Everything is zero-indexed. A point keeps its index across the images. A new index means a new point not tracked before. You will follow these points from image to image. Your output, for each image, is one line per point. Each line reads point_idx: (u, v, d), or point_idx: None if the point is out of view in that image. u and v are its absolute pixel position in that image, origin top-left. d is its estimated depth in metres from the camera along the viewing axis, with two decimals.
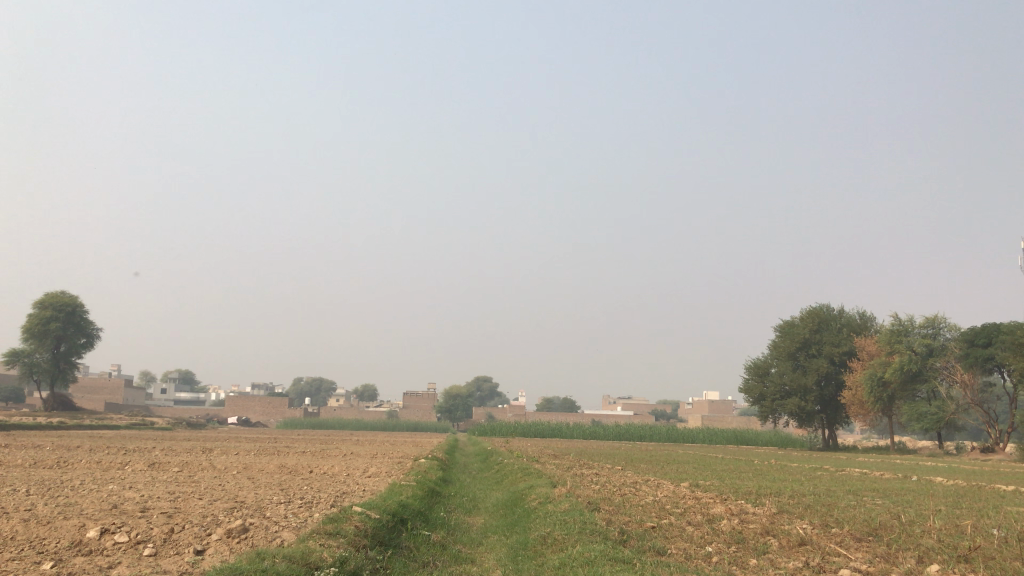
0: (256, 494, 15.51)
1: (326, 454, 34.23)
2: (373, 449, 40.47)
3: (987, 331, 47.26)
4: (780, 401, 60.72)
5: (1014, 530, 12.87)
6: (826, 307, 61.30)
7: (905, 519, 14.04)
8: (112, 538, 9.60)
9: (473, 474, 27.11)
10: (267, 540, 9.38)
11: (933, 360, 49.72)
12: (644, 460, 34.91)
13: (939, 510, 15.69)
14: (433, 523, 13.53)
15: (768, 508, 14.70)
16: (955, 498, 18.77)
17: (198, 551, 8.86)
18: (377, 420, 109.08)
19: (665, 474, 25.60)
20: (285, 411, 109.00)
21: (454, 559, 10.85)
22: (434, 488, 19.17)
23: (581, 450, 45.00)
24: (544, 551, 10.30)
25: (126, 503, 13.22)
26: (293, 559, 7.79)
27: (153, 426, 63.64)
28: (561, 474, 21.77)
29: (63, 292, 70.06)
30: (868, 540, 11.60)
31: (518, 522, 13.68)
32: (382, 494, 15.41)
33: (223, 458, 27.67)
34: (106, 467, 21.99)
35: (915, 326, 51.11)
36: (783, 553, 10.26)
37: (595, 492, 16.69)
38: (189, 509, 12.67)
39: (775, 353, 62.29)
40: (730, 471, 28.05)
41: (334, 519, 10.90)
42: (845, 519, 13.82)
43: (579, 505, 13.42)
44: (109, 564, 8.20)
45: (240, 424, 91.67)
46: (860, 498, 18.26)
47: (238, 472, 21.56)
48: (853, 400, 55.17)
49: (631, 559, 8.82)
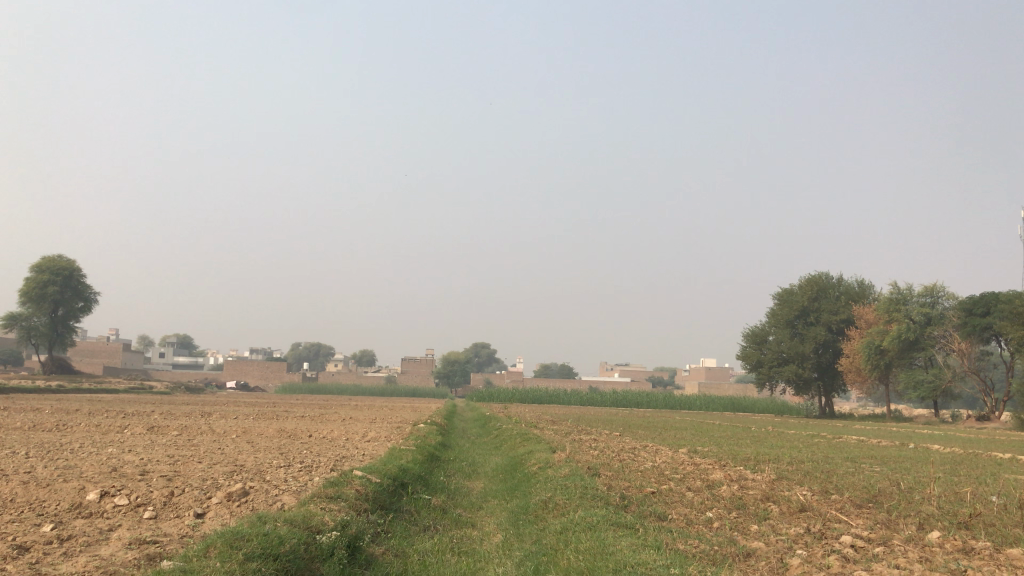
0: (256, 458, 15.54)
1: (326, 418, 34.48)
2: (371, 413, 40.60)
3: (985, 300, 47.32)
4: (778, 368, 60.80)
5: (1013, 497, 12.91)
6: (825, 276, 61.34)
7: (904, 486, 14.10)
8: (112, 501, 9.58)
9: (472, 439, 27.25)
10: (267, 504, 9.35)
11: (930, 328, 49.80)
12: (641, 426, 35.14)
13: (939, 477, 15.75)
14: (433, 488, 13.56)
15: (768, 475, 14.73)
16: (952, 465, 18.84)
17: (198, 514, 8.83)
18: (376, 385, 109.68)
19: (663, 440, 25.72)
20: (284, 376, 109.39)
21: (455, 523, 10.85)
22: (435, 452, 19.18)
23: (579, 416, 45.06)
24: (545, 517, 10.28)
25: (126, 466, 13.22)
26: (296, 523, 7.74)
27: (152, 390, 63.80)
28: (561, 439, 21.83)
29: (60, 256, 69.63)
30: (868, 507, 11.61)
31: (518, 487, 13.71)
32: (383, 458, 15.44)
33: (222, 422, 27.72)
34: (105, 430, 22.06)
35: (913, 295, 51.18)
36: (784, 519, 10.25)
37: (594, 457, 16.72)
38: (189, 472, 12.64)
39: (773, 320, 62.30)
40: (726, 437, 28.22)
41: (335, 483, 10.90)
42: (844, 486, 13.83)
43: (579, 470, 13.45)
44: (109, 527, 8.18)
45: (239, 388, 91.96)
46: (858, 465, 18.34)
47: (237, 436, 21.68)
48: (850, 367, 55.34)
49: (634, 524, 8.81)
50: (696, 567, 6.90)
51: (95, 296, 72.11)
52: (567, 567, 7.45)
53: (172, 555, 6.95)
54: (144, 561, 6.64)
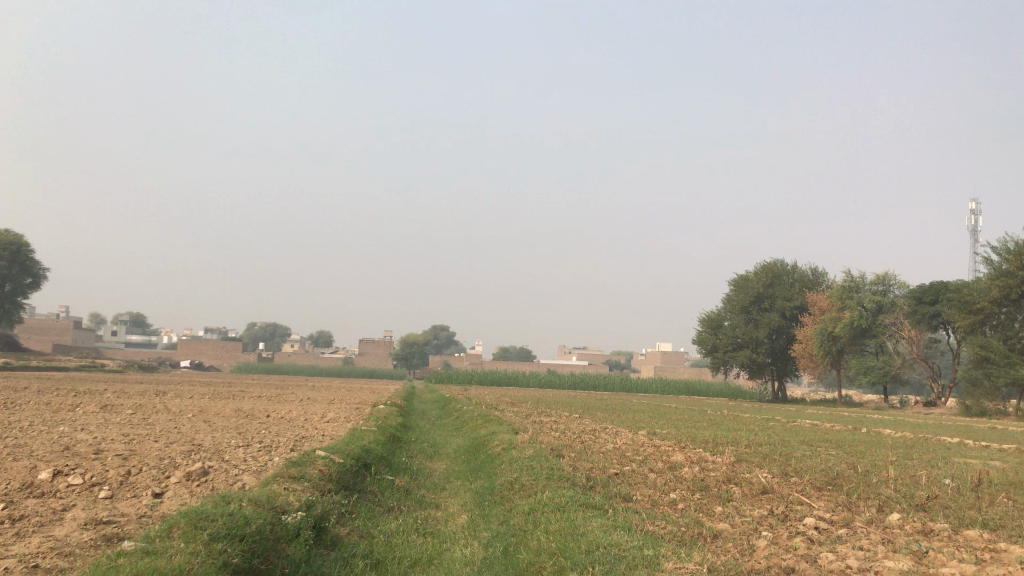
0: (214, 437, 15.26)
1: (282, 398, 34.22)
2: (330, 395, 40.56)
3: (934, 288, 48.26)
4: (732, 353, 61.29)
5: (966, 480, 13.19)
6: (779, 263, 62.24)
7: (861, 469, 14.31)
8: (66, 480, 9.29)
9: (433, 420, 27.11)
10: (228, 483, 9.18)
11: (882, 316, 50.58)
12: (600, 407, 35.21)
13: (893, 461, 16.00)
14: (396, 469, 13.46)
15: (727, 457, 14.88)
16: (904, 450, 19.16)
17: (157, 494, 8.61)
18: (333, 366, 108.96)
19: (622, 422, 25.82)
20: (239, 356, 108.23)
21: (419, 504, 10.77)
22: (395, 433, 19.00)
23: (538, 398, 45.57)
24: (511, 497, 10.24)
25: (80, 445, 12.89)
26: (260, 503, 7.57)
27: (103, 367, 62.80)
28: (522, 422, 21.72)
29: (7, 230, 67.72)
30: (828, 489, 11.78)
31: (481, 468, 13.66)
32: (344, 439, 15.28)
33: (176, 401, 27.37)
34: (56, 408, 21.64)
35: (866, 282, 52.01)
36: (747, 500, 10.32)
37: (557, 439, 16.70)
38: (146, 451, 12.33)
39: (728, 306, 62.93)
40: (684, 420, 28.40)
41: (297, 463, 10.71)
42: (803, 468, 14.02)
43: (543, 451, 13.38)
44: (63, 507, 7.92)
45: (193, 368, 90.96)
46: (815, 448, 18.61)
47: (193, 415, 21.25)
48: (803, 353, 56.36)
49: (603, 505, 8.76)
50: (669, 549, 6.89)
51: (43, 270, 70.58)
52: (538, 548, 7.39)
53: (130, 535, 6.73)
54: (102, 542, 6.41)
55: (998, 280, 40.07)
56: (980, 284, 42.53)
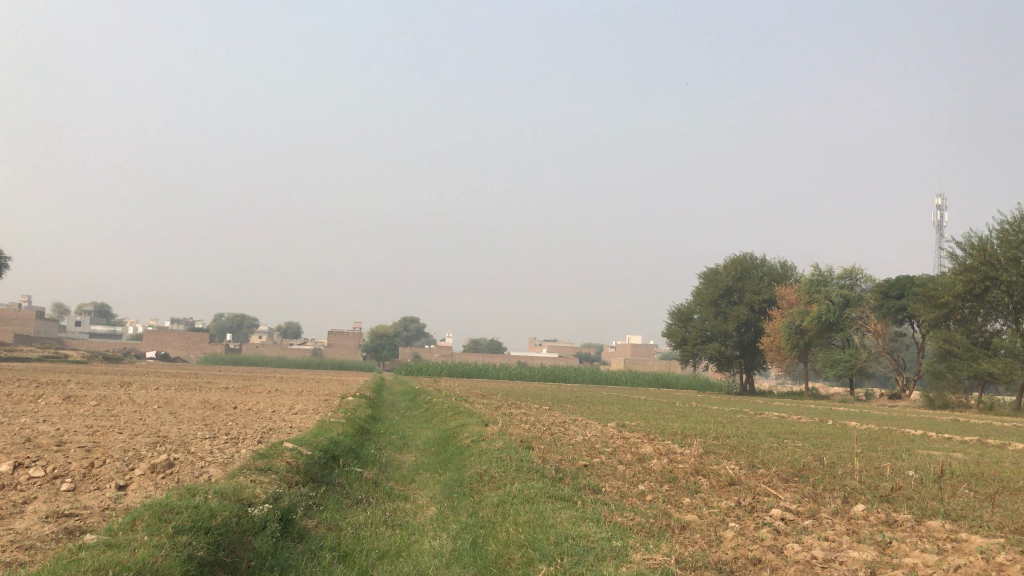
0: (179, 429, 15.11)
1: (250, 390, 33.94)
2: (298, 386, 40.26)
3: (900, 283, 48.78)
4: (701, 345, 61.72)
5: (928, 472, 13.38)
6: (749, 256, 62.75)
7: (827, 460, 14.49)
8: (27, 472, 9.14)
9: (402, 412, 27.04)
10: (193, 476, 9.06)
11: (849, 309, 51.15)
12: (569, 400, 35.28)
13: (858, 453, 16.21)
14: (365, 461, 13.38)
15: (695, 449, 14.96)
16: (869, 442, 19.43)
17: (121, 487, 8.48)
18: (301, 357, 108.22)
19: (591, 414, 25.95)
20: (206, 347, 107.11)
21: (388, 496, 10.72)
22: (364, 425, 18.93)
23: (508, 390, 45.61)
24: (480, 488, 10.22)
25: (40, 437, 12.65)
26: (226, 496, 7.47)
27: (66, 358, 61.91)
28: (492, 413, 21.71)
29: None
30: (794, 480, 11.90)
31: (451, 460, 13.62)
32: (312, 430, 15.17)
33: (141, 392, 27.01)
34: (18, 399, 21.29)
35: (833, 276, 52.56)
36: (715, 492, 10.39)
37: (526, 431, 16.71)
38: (110, 443, 12.17)
39: (698, 299, 63.35)
40: (653, 413, 28.55)
41: (264, 455, 10.60)
42: (770, 460, 14.14)
43: (513, 443, 13.39)
44: (24, 500, 7.78)
45: (160, 359, 89.95)
46: (782, 440, 18.77)
47: (159, 407, 20.99)
48: (771, 346, 56.94)
49: (572, 497, 8.77)
50: (637, 540, 6.92)
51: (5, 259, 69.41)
52: (507, 539, 7.38)
53: (93, 528, 6.60)
54: (63, 536, 6.30)
55: (962, 275, 40.63)
56: (945, 278, 43.22)
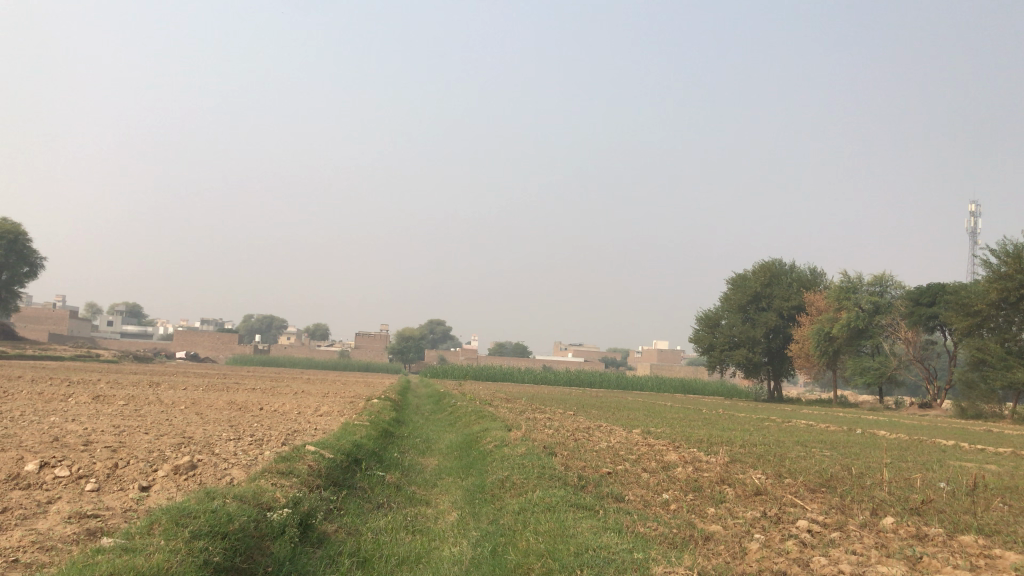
0: (205, 430, 15.19)
1: (277, 391, 34.13)
2: (324, 388, 40.46)
3: (931, 290, 48.05)
4: (729, 352, 61.23)
5: (960, 484, 13.10)
6: (778, 262, 62.22)
7: (855, 470, 14.26)
8: (52, 472, 9.19)
9: (426, 415, 27.09)
10: (216, 478, 9.08)
11: (878, 317, 50.59)
12: (595, 405, 35.11)
13: (888, 462, 15.94)
14: (387, 465, 13.34)
15: (721, 457, 14.76)
16: (899, 451, 19.12)
17: (144, 488, 8.52)
18: (328, 359, 108.72)
19: (616, 420, 25.75)
20: (235, 347, 107.99)
21: (409, 501, 10.68)
22: (388, 428, 18.95)
23: (534, 395, 45.42)
24: (502, 496, 10.13)
25: (68, 436, 12.77)
26: (245, 500, 7.44)
27: (98, 358, 62.53)
28: (515, 418, 21.66)
29: (5, 219, 67.34)
30: (822, 491, 11.66)
31: (474, 465, 13.52)
32: (335, 433, 15.15)
33: (170, 392, 27.26)
34: (48, 398, 21.50)
35: (863, 283, 51.97)
36: (740, 502, 10.22)
37: (550, 436, 16.64)
38: (135, 443, 12.29)
39: (726, 305, 62.86)
40: (679, 419, 28.32)
41: (287, 458, 10.59)
42: (797, 469, 13.92)
43: (535, 449, 13.27)
44: (48, 500, 7.80)
45: (189, 359, 90.90)
46: (809, 449, 18.51)
47: (185, 407, 21.10)
48: (800, 353, 56.34)
49: (594, 506, 8.67)
50: (659, 552, 6.78)
51: (40, 258, 70.40)
52: (527, 549, 7.29)
53: (115, 530, 6.63)
54: (84, 537, 6.31)
55: (996, 283, 39.98)
56: (979, 286, 42.47)
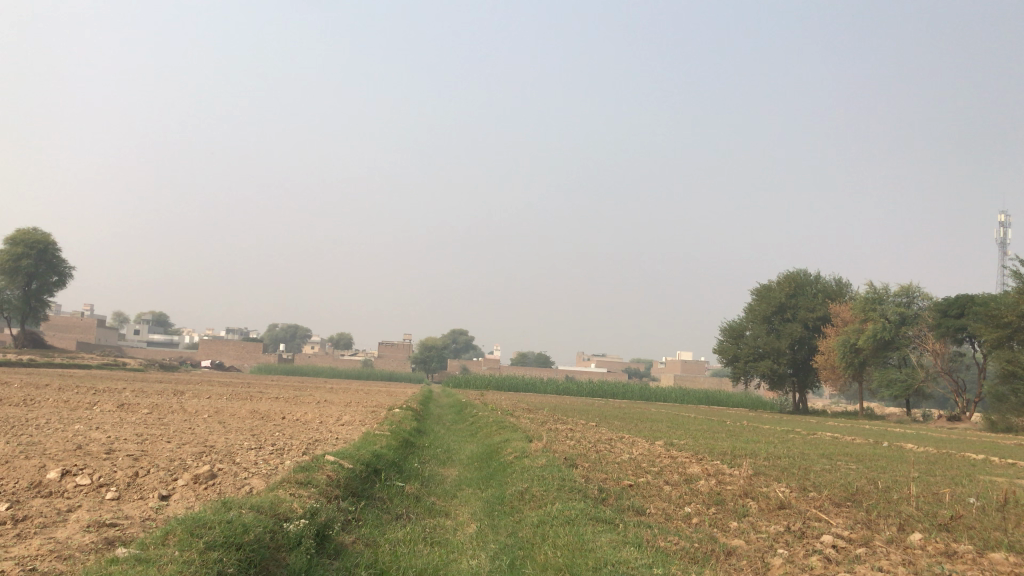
0: (227, 439, 15.24)
1: (299, 400, 34.25)
2: (347, 397, 40.51)
3: (959, 301, 47.41)
4: (753, 363, 60.74)
5: (990, 499, 12.84)
6: (803, 272, 61.72)
7: (882, 485, 14.02)
8: (74, 480, 9.23)
9: (447, 425, 27.03)
10: (234, 488, 9.07)
11: (905, 328, 49.98)
12: (618, 416, 34.89)
13: (916, 476, 15.67)
14: (407, 475, 13.30)
15: (744, 470, 14.57)
16: (928, 465, 18.79)
17: (163, 497, 8.54)
18: (352, 368, 109.11)
19: (639, 431, 25.55)
20: (259, 357, 108.65)
21: (428, 512, 10.62)
22: (409, 438, 18.93)
23: (556, 405, 45.31)
24: (521, 508, 10.04)
25: (92, 445, 12.83)
26: (261, 510, 7.41)
27: (124, 366, 63.14)
28: (537, 429, 21.53)
29: (35, 230, 68.31)
30: (847, 506, 11.46)
31: (493, 476, 13.42)
32: (356, 443, 15.10)
33: (194, 401, 27.40)
34: (73, 406, 21.65)
35: (889, 294, 51.34)
36: (763, 516, 10.07)
37: (571, 447, 16.50)
38: (157, 452, 12.32)
39: (750, 315, 62.38)
40: (702, 431, 28.04)
41: (306, 467, 10.55)
42: (822, 483, 13.69)
43: (555, 461, 13.16)
44: (69, 508, 7.82)
45: (214, 368, 91.51)
46: (835, 462, 18.23)
47: (208, 416, 21.19)
48: (825, 364, 55.76)
49: (614, 519, 8.56)
50: (678, 567, 6.66)
51: (70, 269, 71.33)
52: (545, 563, 7.20)
53: (132, 539, 6.63)
54: (101, 546, 6.31)
55: None
56: (1009, 297, 41.80)
